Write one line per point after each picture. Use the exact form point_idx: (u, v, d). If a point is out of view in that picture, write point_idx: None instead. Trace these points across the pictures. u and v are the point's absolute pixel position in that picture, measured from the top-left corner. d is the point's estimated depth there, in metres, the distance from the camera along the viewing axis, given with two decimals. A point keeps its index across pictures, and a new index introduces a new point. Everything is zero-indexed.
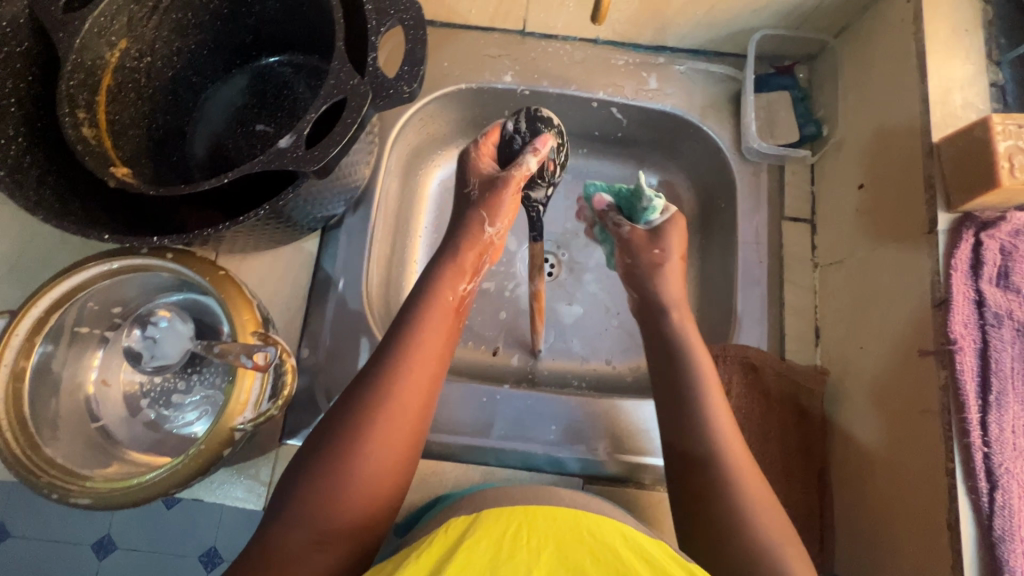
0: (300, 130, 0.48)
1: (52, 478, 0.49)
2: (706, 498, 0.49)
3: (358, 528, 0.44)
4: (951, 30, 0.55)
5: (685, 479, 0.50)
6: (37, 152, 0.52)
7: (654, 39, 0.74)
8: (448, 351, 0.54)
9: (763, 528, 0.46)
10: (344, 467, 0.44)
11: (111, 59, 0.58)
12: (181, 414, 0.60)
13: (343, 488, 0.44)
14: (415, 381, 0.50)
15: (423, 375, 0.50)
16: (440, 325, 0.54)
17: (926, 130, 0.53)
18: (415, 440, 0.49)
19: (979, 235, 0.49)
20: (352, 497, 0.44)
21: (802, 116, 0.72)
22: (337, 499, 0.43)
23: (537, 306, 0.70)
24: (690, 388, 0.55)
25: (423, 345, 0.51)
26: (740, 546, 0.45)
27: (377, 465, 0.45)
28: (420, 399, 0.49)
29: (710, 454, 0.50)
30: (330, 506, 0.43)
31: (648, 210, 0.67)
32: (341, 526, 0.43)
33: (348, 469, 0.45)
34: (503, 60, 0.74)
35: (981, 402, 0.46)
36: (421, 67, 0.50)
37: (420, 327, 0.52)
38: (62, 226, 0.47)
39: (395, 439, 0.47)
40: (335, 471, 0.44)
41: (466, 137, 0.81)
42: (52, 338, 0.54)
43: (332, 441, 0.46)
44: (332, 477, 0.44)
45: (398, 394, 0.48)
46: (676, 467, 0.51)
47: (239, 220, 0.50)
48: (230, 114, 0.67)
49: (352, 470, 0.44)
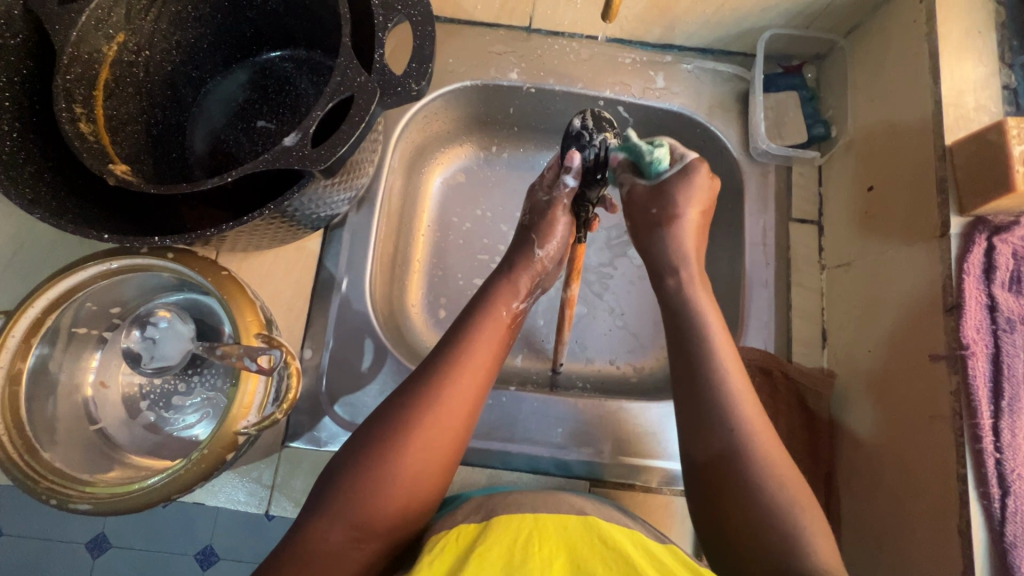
0: (306, 128, 0.46)
1: (50, 484, 0.48)
2: (731, 499, 0.45)
3: (395, 526, 0.44)
4: (964, 32, 0.55)
5: (707, 479, 0.47)
6: (32, 148, 0.51)
7: (662, 37, 0.73)
8: (499, 361, 0.53)
9: (801, 530, 0.43)
10: (387, 467, 0.45)
11: (109, 53, 0.57)
12: (181, 416, 0.59)
13: (383, 489, 0.44)
14: (456, 388, 0.49)
15: (472, 381, 0.50)
16: (491, 333, 0.53)
17: (939, 133, 0.52)
18: (455, 447, 0.48)
19: (991, 239, 0.49)
20: (392, 497, 0.44)
21: (810, 117, 0.71)
22: (378, 501, 0.44)
23: (567, 313, 0.63)
24: (710, 382, 0.49)
25: (476, 353, 0.51)
26: (771, 546, 0.42)
27: (418, 468, 0.46)
28: (466, 405, 0.49)
29: (733, 451, 0.46)
30: (370, 507, 0.44)
31: (654, 164, 0.54)
32: (378, 525, 0.44)
33: (358, 475, 0.45)
34: (509, 57, 0.73)
35: (993, 407, 0.46)
36: (429, 64, 0.48)
37: (472, 335, 0.52)
38: (59, 225, 0.46)
39: (430, 447, 0.47)
40: (369, 471, 0.45)
41: (470, 135, 0.79)
42: (48, 340, 0.53)
43: (368, 442, 0.46)
44: (371, 477, 0.44)
45: (447, 399, 0.48)
46: (698, 466, 0.47)
47: (243, 220, 0.49)
48: (230, 109, 0.66)
49: (394, 471, 0.45)
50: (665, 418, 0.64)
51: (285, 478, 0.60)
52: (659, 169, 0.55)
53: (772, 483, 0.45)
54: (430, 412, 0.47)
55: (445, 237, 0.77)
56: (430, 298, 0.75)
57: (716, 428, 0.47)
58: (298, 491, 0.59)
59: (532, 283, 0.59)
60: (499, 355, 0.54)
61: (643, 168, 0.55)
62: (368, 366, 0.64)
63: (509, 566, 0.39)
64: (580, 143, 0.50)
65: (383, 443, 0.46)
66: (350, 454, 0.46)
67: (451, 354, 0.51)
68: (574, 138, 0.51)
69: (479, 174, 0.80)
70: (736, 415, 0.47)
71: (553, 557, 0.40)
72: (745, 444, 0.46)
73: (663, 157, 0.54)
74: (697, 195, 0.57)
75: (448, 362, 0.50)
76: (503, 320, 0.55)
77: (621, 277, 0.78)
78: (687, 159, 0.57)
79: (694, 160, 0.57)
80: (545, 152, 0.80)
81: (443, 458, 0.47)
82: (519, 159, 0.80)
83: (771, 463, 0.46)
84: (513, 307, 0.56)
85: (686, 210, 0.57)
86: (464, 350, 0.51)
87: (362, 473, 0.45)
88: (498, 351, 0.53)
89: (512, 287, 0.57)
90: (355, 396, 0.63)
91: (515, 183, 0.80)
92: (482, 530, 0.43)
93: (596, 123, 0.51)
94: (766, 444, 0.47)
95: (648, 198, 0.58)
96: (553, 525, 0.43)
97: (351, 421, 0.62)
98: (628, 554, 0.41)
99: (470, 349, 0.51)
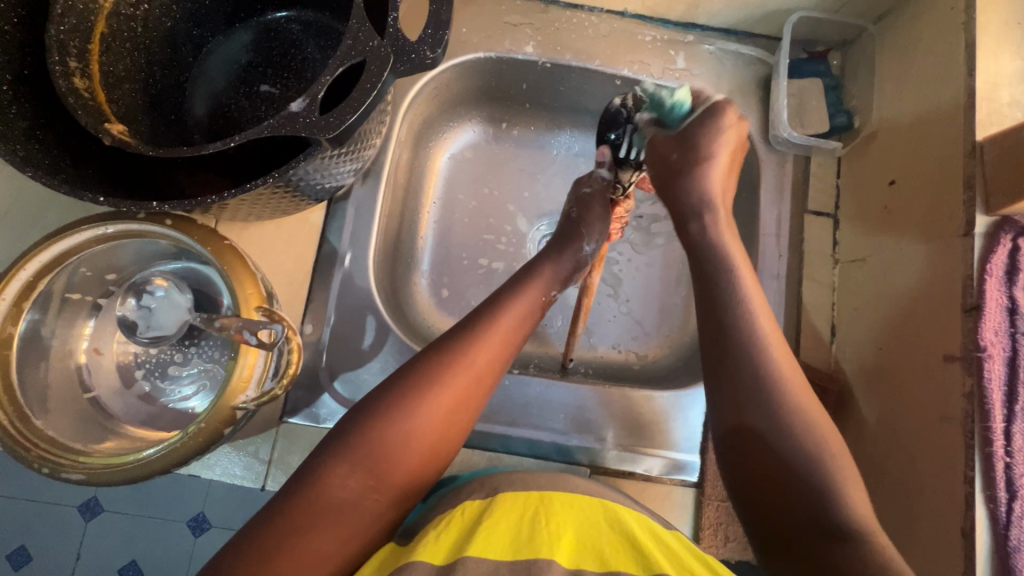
0: (314, 94, 0.44)
1: (42, 452, 0.48)
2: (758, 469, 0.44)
3: (410, 481, 0.44)
4: (1003, 23, 0.53)
5: (739, 452, 0.45)
6: (24, 103, 0.48)
7: (686, 15, 0.70)
8: (529, 330, 0.52)
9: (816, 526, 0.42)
10: (409, 422, 0.44)
11: (106, 5, 0.55)
12: (177, 387, 0.58)
13: (403, 445, 0.44)
14: (476, 357, 0.48)
15: (499, 345, 0.49)
16: (524, 301, 0.52)
17: (970, 127, 0.51)
18: (468, 416, 0.47)
19: (1017, 240, 0.48)
20: (412, 453, 0.44)
21: (833, 106, 0.69)
22: (399, 457, 0.44)
23: (584, 303, 0.62)
24: (737, 356, 0.48)
25: (501, 323, 0.50)
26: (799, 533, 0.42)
27: (440, 427, 0.45)
28: (493, 369, 0.49)
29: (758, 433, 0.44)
30: (387, 462, 0.43)
31: (676, 109, 0.51)
32: (394, 479, 0.43)
33: (369, 444, 0.43)
34: (525, 29, 0.70)
35: (1006, 412, 0.46)
36: (445, 31, 0.46)
37: (501, 308, 0.51)
38: (52, 185, 0.43)
39: (442, 410, 0.46)
40: (381, 435, 0.44)
41: (479, 110, 0.77)
42: (40, 306, 0.52)
43: (386, 399, 0.45)
44: (389, 433, 0.44)
45: (466, 370, 0.47)
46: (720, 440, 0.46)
47: (246, 188, 0.46)
48: (232, 71, 0.62)
49: (413, 428, 0.44)
50: (674, 407, 0.63)
51: (283, 454, 0.59)
52: (682, 115, 0.52)
53: (811, 462, 0.43)
54: (449, 377, 0.46)
55: (450, 214, 0.75)
56: (433, 276, 0.73)
57: (739, 410, 0.45)
58: (295, 467, 0.59)
59: (571, 272, 0.57)
60: (528, 325, 0.52)
61: (665, 119, 0.52)
62: (369, 344, 0.63)
63: (514, 542, 0.40)
64: (616, 122, 0.53)
65: (404, 398, 0.45)
66: (366, 409, 0.45)
67: (483, 319, 0.50)
68: (613, 117, 0.54)
69: (487, 150, 0.77)
70: (775, 391, 0.45)
71: (558, 531, 0.41)
72: (784, 418, 0.45)
73: (682, 99, 0.51)
74: (726, 135, 0.52)
75: (471, 331, 0.49)
76: (537, 291, 0.54)
77: (627, 264, 0.76)
78: (711, 101, 0.53)
79: (720, 100, 0.53)
80: (555, 132, 0.77)
81: (464, 419, 0.47)
82: (530, 138, 0.78)
83: (824, 441, 0.44)
84: (547, 293, 0.55)
85: (715, 160, 0.53)
86: (496, 317, 0.50)
87: (371, 440, 0.43)
88: (529, 321, 0.52)
89: (553, 269, 0.56)
90: (355, 374, 0.62)
91: (525, 163, 0.78)
92: (487, 505, 0.43)
93: (636, 103, 0.53)
94: (811, 420, 0.45)
95: (673, 144, 0.52)
96: (559, 503, 0.44)
97: (350, 400, 0.61)
98: (635, 538, 0.41)
99: (502, 313, 0.51)
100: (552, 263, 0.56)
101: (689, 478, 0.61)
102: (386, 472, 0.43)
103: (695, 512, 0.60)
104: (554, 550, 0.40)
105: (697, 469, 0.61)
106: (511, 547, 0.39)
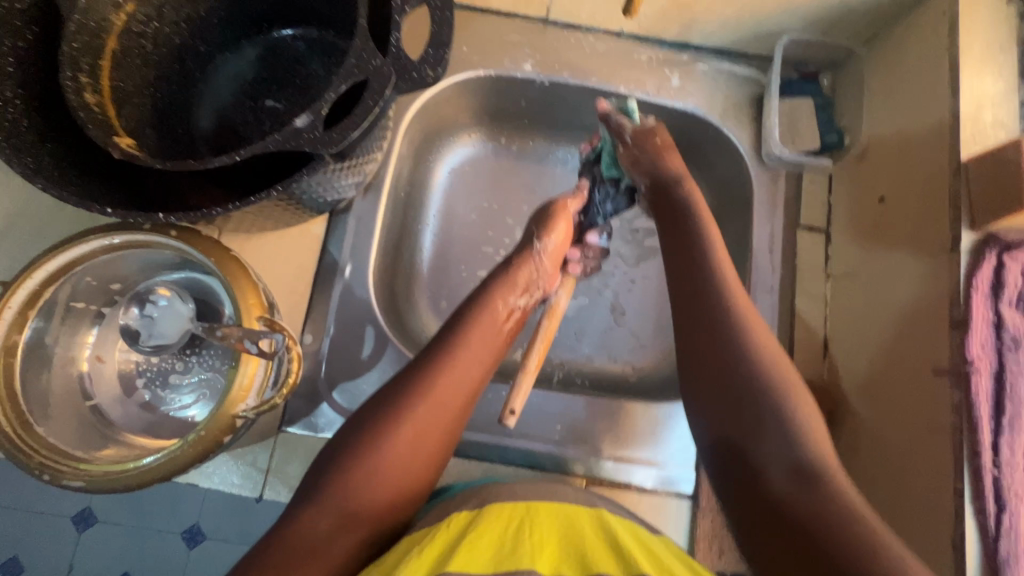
0: (318, 111, 0.45)
1: (43, 459, 0.48)
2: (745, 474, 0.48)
3: (383, 518, 0.46)
4: (986, 46, 0.55)
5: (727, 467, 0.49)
6: (34, 116, 0.50)
7: (680, 36, 0.72)
8: (491, 360, 0.56)
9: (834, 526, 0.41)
10: (377, 460, 0.47)
11: (117, 22, 0.56)
12: (177, 396, 0.58)
13: (371, 483, 0.46)
14: (430, 393, 0.50)
15: (458, 377, 0.52)
16: (479, 333, 0.55)
17: (955, 147, 0.52)
18: (441, 446, 0.50)
19: (1002, 256, 0.49)
20: (382, 487, 0.47)
21: (824, 124, 0.71)
22: (369, 494, 0.46)
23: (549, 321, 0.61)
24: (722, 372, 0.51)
25: (459, 358, 0.53)
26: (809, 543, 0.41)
27: (405, 462, 0.48)
28: (455, 399, 0.51)
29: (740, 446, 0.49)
30: (358, 496, 0.46)
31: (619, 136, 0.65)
32: (367, 514, 0.46)
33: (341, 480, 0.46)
34: (524, 48, 0.72)
35: (994, 425, 0.47)
36: (446, 51, 0.47)
37: (462, 342, 0.54)
38: (62, 197, 0.45)
39: (405, 444, 0.48)
40: (348, 472, 0.46)
41: (479, 125, 0.78)
42: (45, 314, 0.52)
43: (355, 436, 0.48)
44: (362, 472, 0.47)
45: (429, 405, 0.50)
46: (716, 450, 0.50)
47: (251, 200, 0.47)
48: (237, 86, 0.64)
49: (381, 463, 0.47)
50: (668, 418, 0.64)
51: (281, 463, 0.59)
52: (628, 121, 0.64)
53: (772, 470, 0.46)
54: (411, 414, 0.49)
55: (450, 227, 0.77)
56: (431, 289, 0.75)
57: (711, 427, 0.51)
58: (293, 477, 0.59)
59: (530, 280, 0.61)
60: (489, 352, 0.56)
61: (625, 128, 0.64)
62: (367, 354, 0.64)
63: (500, 557, 0.40)
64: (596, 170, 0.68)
65: (372, 434, 0.48)
66: (338, 450, 0.48)
67: (440, 352, 0.53)
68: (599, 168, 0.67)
69: (485, 164, 0.79)
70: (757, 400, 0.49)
71: (542, 543, 0.42)
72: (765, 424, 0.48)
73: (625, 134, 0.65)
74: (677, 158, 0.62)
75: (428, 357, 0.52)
76: (496, 320, 0.57)
77: (622, 277, 0.77)
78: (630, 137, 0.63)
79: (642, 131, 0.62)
80: (554, 145, 0.79)
81: (426, 450, 0.49)
82: (528, 153, 0.80)
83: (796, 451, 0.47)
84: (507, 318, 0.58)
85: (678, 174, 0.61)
86: (452, 349, 0.53)
87: (342, 478, 0.46)
88: (488, 351, 0.56)
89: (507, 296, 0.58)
90: (353, 383, 0.63)
91: (524, 176, 0.79)
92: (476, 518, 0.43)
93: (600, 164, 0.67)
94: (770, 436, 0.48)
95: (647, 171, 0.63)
96: (549, 515, 0.44)
97: (348, 409, 0.62)
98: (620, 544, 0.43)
99: (460, 348, 0.54)
100: (504, 288, 0.59)
101: (683, 490, 0.61)
102: (359, 504, 0.45)
103: (689, 523, 0.60)
104: (543, 564, 0.40)
105: (691, 481, 0.61)
106: (497, 561, 0.40)
